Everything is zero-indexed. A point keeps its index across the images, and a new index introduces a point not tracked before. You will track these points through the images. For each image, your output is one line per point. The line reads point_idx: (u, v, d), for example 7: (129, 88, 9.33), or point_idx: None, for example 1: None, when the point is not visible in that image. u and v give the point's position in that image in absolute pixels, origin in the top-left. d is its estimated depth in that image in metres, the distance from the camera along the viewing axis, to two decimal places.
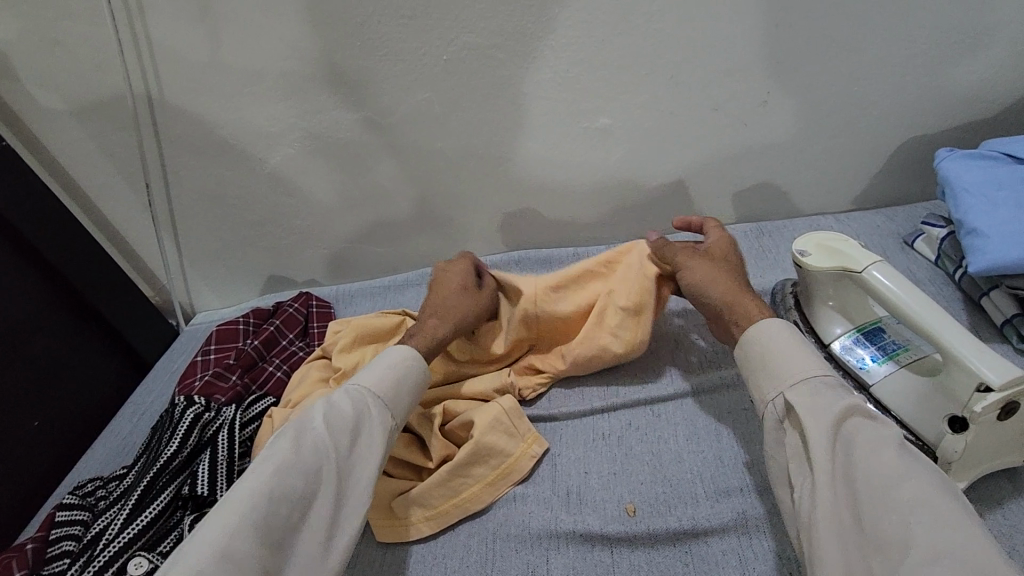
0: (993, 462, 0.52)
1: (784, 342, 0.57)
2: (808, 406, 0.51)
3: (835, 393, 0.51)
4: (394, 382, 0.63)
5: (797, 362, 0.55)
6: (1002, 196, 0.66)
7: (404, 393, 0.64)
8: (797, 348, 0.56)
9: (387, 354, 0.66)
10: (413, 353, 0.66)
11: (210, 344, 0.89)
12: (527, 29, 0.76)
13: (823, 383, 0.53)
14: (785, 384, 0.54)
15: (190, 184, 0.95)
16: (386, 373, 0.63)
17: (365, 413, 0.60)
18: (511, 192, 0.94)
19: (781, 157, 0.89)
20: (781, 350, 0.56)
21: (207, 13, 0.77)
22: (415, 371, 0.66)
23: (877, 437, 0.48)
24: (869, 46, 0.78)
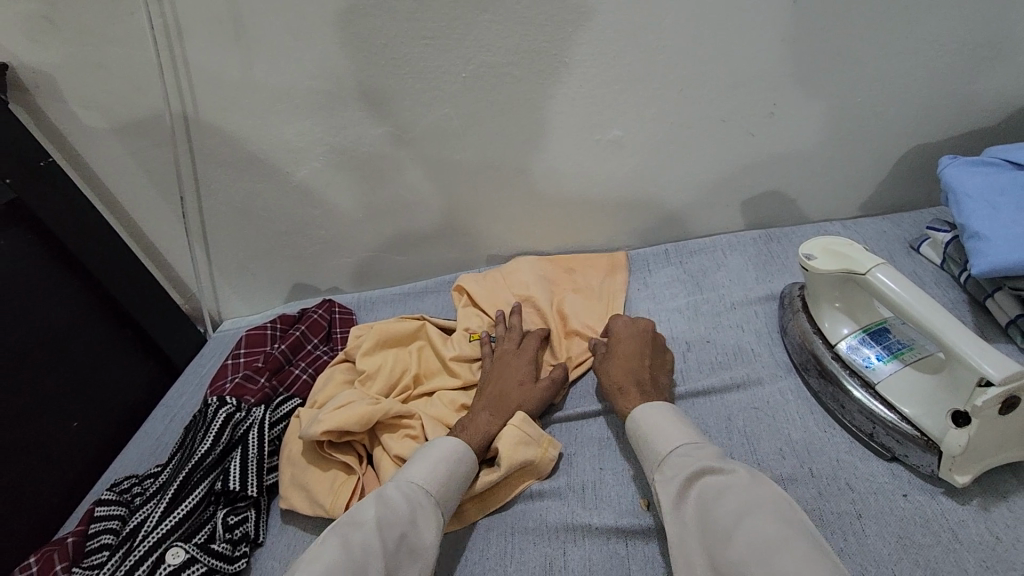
0: (997, 456, 0.53)
1: (658, 419, 0.62)
2: (669, 478, 0.56)
3: (689, 460, 0.56)
4: (445, 479, 0.62)
5: (664, 436, 0.60)
6: (1003, 202, 0.67)
7: (454, 490, 0.63)
8: (670, 422, 0.61)
9: (440, 445, 0.65)
10: (465, 446, 0.65)
11: (240, 348, 0.93)
12: (542, 47, 0.80)
13: (679, 455, 0.57)
14: (656, 462, 0.59)
15: (221, 197, 0.99)
16: (438, 469, 0.62)
17: (416, 509, 0.58)
18: (526, 202, 0.98)
19: (789, 166, 0.92)
20: (652, 429, 0.61)
21: (241, 37, 0.82)
22: (465, 467, 0.65)
23: (718, 489, 0.52)
24: (873, 58, 0.81)
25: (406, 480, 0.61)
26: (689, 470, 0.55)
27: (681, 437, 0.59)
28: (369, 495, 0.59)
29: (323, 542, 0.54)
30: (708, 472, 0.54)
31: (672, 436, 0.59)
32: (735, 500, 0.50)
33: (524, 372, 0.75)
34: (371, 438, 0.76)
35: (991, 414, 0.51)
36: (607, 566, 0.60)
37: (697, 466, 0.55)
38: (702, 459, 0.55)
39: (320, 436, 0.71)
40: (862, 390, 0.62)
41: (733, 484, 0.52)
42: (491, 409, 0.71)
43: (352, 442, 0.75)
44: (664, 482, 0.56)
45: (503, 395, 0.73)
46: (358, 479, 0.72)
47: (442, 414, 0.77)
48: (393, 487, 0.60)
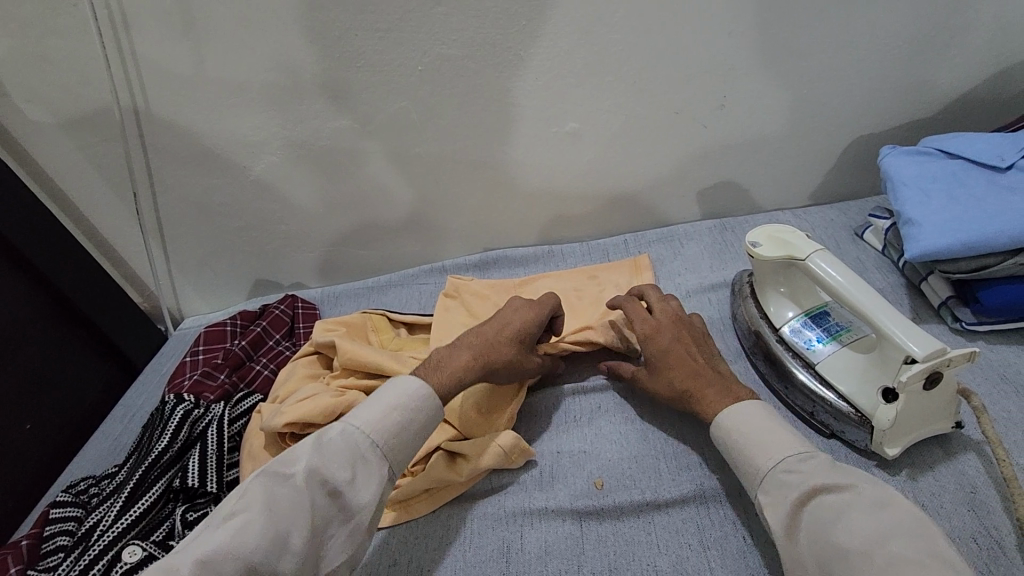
0: (921, 429, 0.57)
1: (758, 422, 0.58)
2: (774, 502, 0.54)
3: (799, 478, 0.53)
4: (394, 428, 0.59)
5: (765, 449, 0.56)
6: (934, 189, 0.70)
7: (406, 438, 0.60)
8: (771, 427, 0.57)
9: (396, 389, 0.61)
10: (429, 393, 0.62)
11: (198, 345, 0.92)
12: (496, 41, 0.81)
13: (785, 470, 0.54)
14: (756, 480, 0.56)
15: (177, 192, 0.98)
16: (383, 420, 0.59)
17: (356, 462, 0.57)
18: (487, 194, 0.98)
19: (741, 157, 0.94)
20: (752, 435, 0.57)
21: (191, 30, 0.81)
22: (423, 414, 0.61)
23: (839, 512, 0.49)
24: (818, 52, 0.83)
25: (351, 427, 0.58)
26: (803, 490, 0.52)
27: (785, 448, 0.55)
28: (307, 441, 0.58)
29: (248, 494, 0.55)
30: (823, 491, 0.51)
31: (780, 446, 0.56)
32: (865, 523, 0.47)
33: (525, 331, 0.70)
34: None
35: (915, 387, 0.54)
36: (562, 546, 0.62)
37: (814, 484, 0.51)
38: (817, 476, 0.52)
39: (282, 427, 0.71)
40: (804, 369, 0.65)
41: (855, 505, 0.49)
42: (474, 354, 0.67)
43: (313, 435, 0.75)
44: (771, 506, 0.54)
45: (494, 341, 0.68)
46: None
47: None
48: (335, 432, 0.58)
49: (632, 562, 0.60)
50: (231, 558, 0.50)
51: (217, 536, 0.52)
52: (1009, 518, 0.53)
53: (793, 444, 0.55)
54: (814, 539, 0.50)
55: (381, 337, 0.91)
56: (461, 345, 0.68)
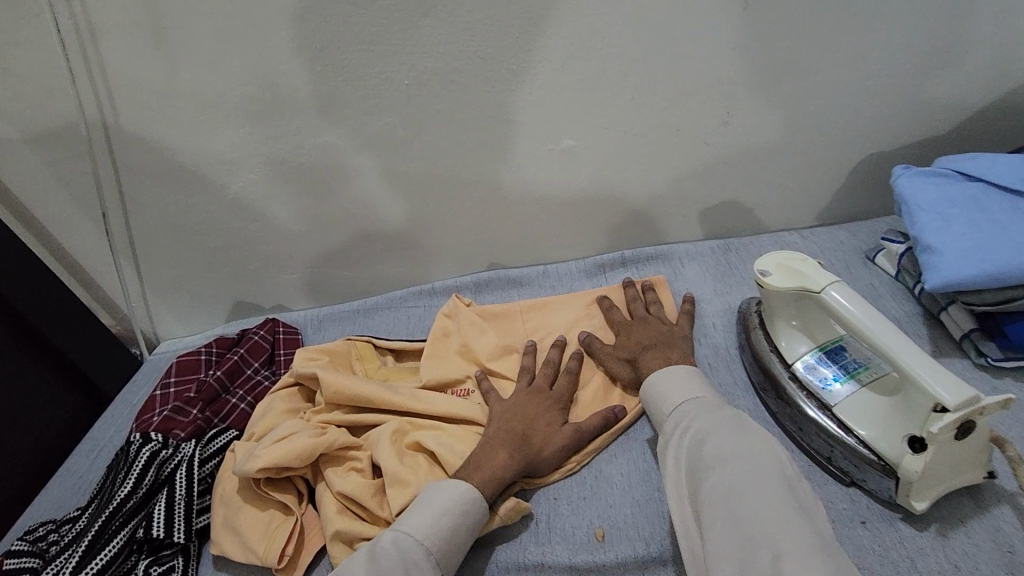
0: (951, 481, 0.52)
1: (676, 380, 0.64)
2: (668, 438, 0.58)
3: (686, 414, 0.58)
4: (446, 534, 0.55)
5: (673, 399, 0.62)
6: (955, 214, 0.66)
7: (456, 545, 0.56)
8: (687, 382, 0.63)
9: (444, 491, 0.58)
10: (476, 495, 0.58)
11: (171, 376, 0.86)
12: (488, 54, 0.76)
13: (679, 412, 0.60)
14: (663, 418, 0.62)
15: (150, 210, 0.92)
16: (438, 523, 0.55)
17: (411, 569, 0.51)
18: (479, 213, 0.94)
19: (745, 176, 0.90)
20: (665, 394, 0.63)
21: (162, 41, 0.76)
22: (470, 519, 0.58)
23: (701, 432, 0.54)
24: (826, 67, 0.79)
25: (403, 534, 0.54)
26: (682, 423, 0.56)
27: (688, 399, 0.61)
28: (359, 551, 0.53)
29: None
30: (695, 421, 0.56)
31: (680, 397, 0.61)
32: (721, 438, 0.51)
33: (551, 415, 0.69)
34: (314, 472, 0.70)
35: (947, 436, 0.50)
36: None
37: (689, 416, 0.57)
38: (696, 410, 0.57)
39: (256, 472, 0.66)
40: (821, 410, 0.60)
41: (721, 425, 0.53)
42: (510, 449, 0.64)
43: (292, 477, 0.70)
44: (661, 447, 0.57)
45: (526, 432, 0.66)
46: (296, 519, 0.66)
47: (388, 464, 0.67)
48: (387, 541, 0.53)
49: None
50: None
51: None
52: None
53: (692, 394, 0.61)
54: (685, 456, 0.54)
55: (366, 365, 0.86)
56: (492, 443, 0.65)
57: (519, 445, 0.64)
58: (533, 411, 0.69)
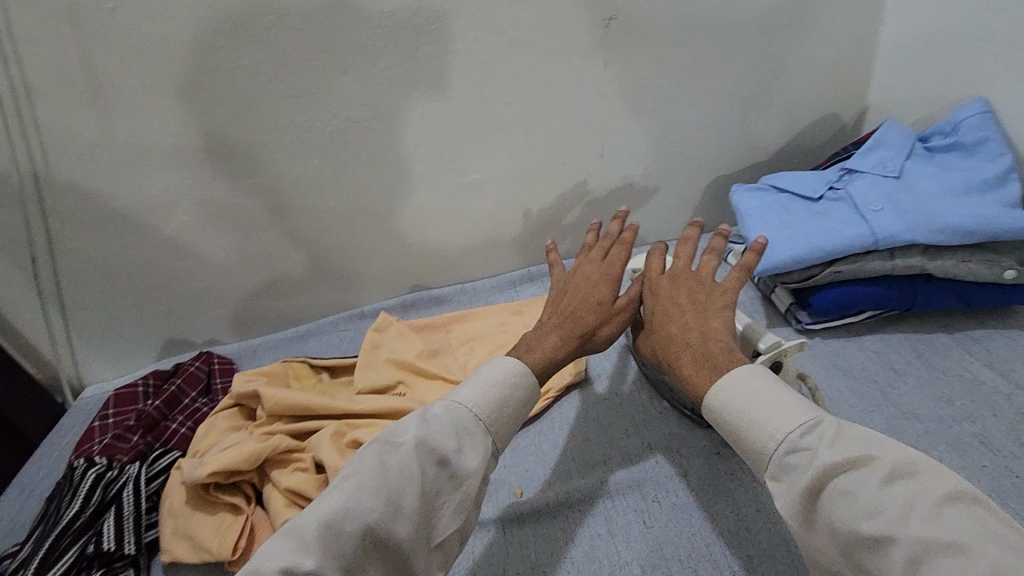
0: None
1: (751, 394, 0.52)
2: (784, 489, 0.48)
3: (806, 455, 0.47)
4: (496, 404, 0.59)
5: (769, 421, 0.50)
6: (769, 217, 0.85)
7: (507, 415, 0.60)
8: (769, 398, 0.51)
9: (492, 369, 0.62)
10: (523, 370, 0.62)
11: (108, 409, 0.89)
12: (399, 104, 0.90)
13: (788, 450, 0.49)
14: (763, 460, 0.50)
15: (80, 254, 0.96)
16: (488, 391, 0.59)
17: (462, 434, 0.56)
18: (400, 240, 1.06)
19: (623, 198, 1.09)
20: (742, 410, 0.52)
21: (98, 97, 0.83)
22: (521, 391, 0.62)
23: (853, 492, 0.44)
24: (673, 110, 1.00)
25: (454, 402, 0.58)
26: (812, 471, 0.46)
27: (787, 424, 0.49)
28: (410, 416, 0.58)
29: (360, 458, 0.55)
30: (840, 471, 0.45)
31: (780, 418, 0.50)
32: (888, 499, 0.43)
33: (603, 296, 0.70)
34: (260, 477, 0.77)
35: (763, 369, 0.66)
36: (488, 554, 0.68)
37: (820, 466, 0.46)
38: (822, 451, 0.47)
39: (206, 478, 0.72)
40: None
41: (876, 479, 0.44)
42: (563, 334, 0.67)
43: (239, 483, 0.76)
44: (781, 494, 0.48)
45: (578, 315, 0.69)
46: (246, 518, 0.73)
47: (328, 456, 0.76)
48: (438, 407, 0.58)
49: (551, 556, 0.66)
50: (343, 526, 0.50)
51: (328, 500, 0.51)
52: None
53: (794, 415, 0.49)
54: (830, 514, 0.45)
55: (302, 383, 0.94)
56: (549, 328, 0.69)
57: (571, 330, 0.68)
58: (585, 294, 0.71)
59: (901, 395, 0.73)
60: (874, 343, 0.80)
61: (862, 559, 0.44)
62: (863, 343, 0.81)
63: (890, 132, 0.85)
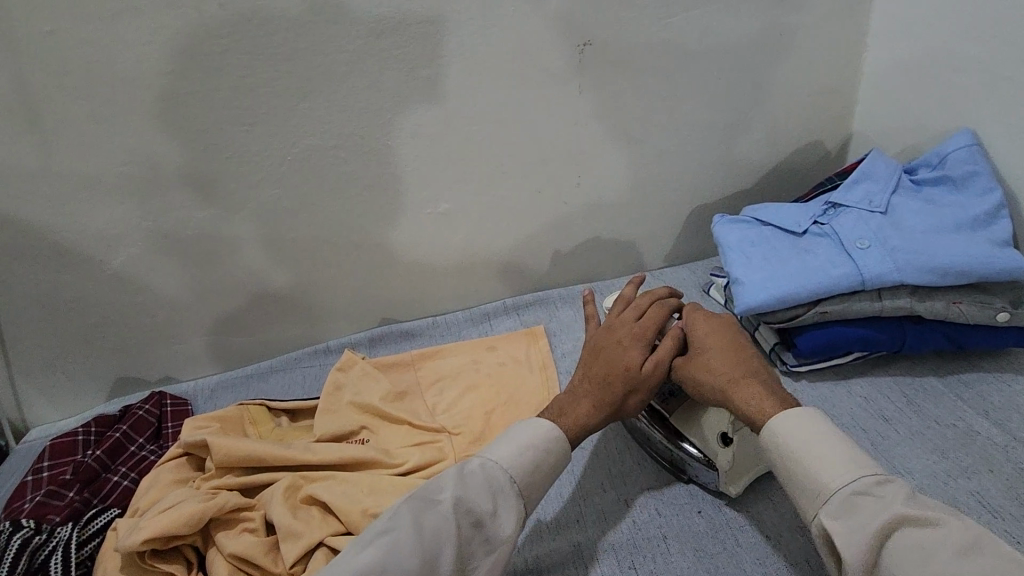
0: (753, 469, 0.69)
1: (807, 436, 0.54)
2: (844, 530, 0.49)
3: (871, 504, 0.49)
4: (531, 465, 0.59)
5: (837, 467, 0.51)
6: (752, 253, 0.81)
7: (540, 478, 0.59)
8: (829, 442, 0.53)
9: (529, 427, 0.61)
10: (559, 433, 0.61)
11: (42, 462, 0.83)
12: (363, 132, 0.85)
13: (855, 494, 0.49)
14: (820, 500, 0.51)
15: (20, 290, 0.90)
16: (524, 454, 0.59)
17: (496, 496, 0.56)
18: (368, 273, 1.00)
19: (602, 228, 1.04)
20: (803, 451, 0.53)
21: (35, 125, 0.78)
22: (555, 456, 0.61)
23: (923, 547, 0.45)
24: (653, 138, 0.96)
25: (491, 461, 0.58)
26: (882, 517, 0.47)
27: (854, 471, 0.51)
28: (449, 470, 0.57)
29: (398, 513, 0.54)
30: (909, 523, 0.47)
31: (850, 467, 0.51)
32: (960, 561, 0.44)
33: (632, 354, 0.67)
34: (204, 540, 0.70)
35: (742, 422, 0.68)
36: None
37: (889, 514, 0.47)
38: (892, 504, 0.48)
39: (140, 545, 0.65)
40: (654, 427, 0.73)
41: (946, 541, 0.45)
42: (594, 400, 0.65)
43: (180, 547, 0.69)
44: (839, 532, 0.49)
45: (609, 376, 0.66)
46: None
47: (278, 517, 0.69)
48: (475, 465, 0.58)
49: None
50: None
51: (367, 554, 0.51)
52: None
53: (862, 466, 0.51)
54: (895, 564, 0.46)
55: (259, 428, 0.88)
56: (579, 394, 0.67)
57: (601, 395, 0.65)
58: (615, 353, 0.68)
59: (893, 446, 0.69)
60: (863, 387, 0.76)
61: None
62: (852, 387, 0.76)
63: (876, 164, 0.81)
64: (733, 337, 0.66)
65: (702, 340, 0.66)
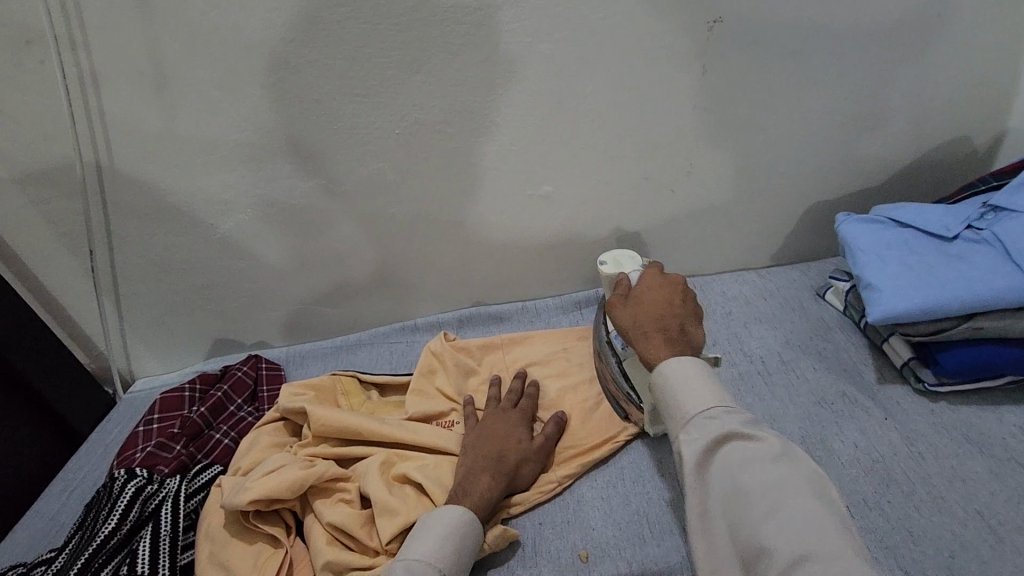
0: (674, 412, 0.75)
1: (689, 374, 0.56)
2: (690, 440, 0.53)
3: (715, 422, 0.52)
4: (451, 555, 0.59)
5: (698, 395, 0.55)
6: (889, 256, 0.73)
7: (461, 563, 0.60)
8: (702, 379, 0.56)
9: (440, 517, 0.62)
10: (469, 516, 0.62)
11: (153, 413, 0.86)
12: (473, 108, 0.83)
13: (707, 416, 0.53)
14: (680, 421, 0.55)
15: (137, 249, 0.94)
16: (444, 543, 0.59)
17: None
18: (462, 253, 0.99)
19: (707, 221, 0.98)
20: (681, 383, 0.56)
21: (164, 90, 0.80)
22: (469, 540, 0.62)
23: (743, 457, 0.50)
24: (775, 126, 0.89)
25: (413, 559, 0.57)
26: (718, 434, 0.51)
27: (711, 398, 0.54)
28: None
29: None
30: (735, 437, 0.51)
31: (709, 396, 0.55)
32: (768, 469, 0.48)
33: (516, 431, 0.75)
34: (302, 506, 0.71)
35: None
36: None
37: (725, 430, 0.51)
38: (733, 423, 0.52)
39: (246, 505, 0.66)
40: (616, 362, 0.80)
41: (765, 451, 0.49)
42: (492, 474, 0.69)
43: (280, 510, 0.71)
44: (687, 445, 0.53)
45: (501, 453, 0.72)
46: (286, 552, 0.68)
47: (376, 493, 0.69)
48: (401, 570, 0.57)
49: None
50: None
51: None
52: None
53: (718, 392, 0.55)
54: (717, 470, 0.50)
55: (351, 400, 0.88)
56: (476, 467, 0.70)
57: (499, 468, 0.70)
58: (502, 435, 0.74)
59: None
60: (1016, 416, 0.69)
61: (730, 516, 0.48)
62: (1003, 415, 0.70)
63: None
64: (672, 294, 0.67)
65: (641, 293, 0.68)
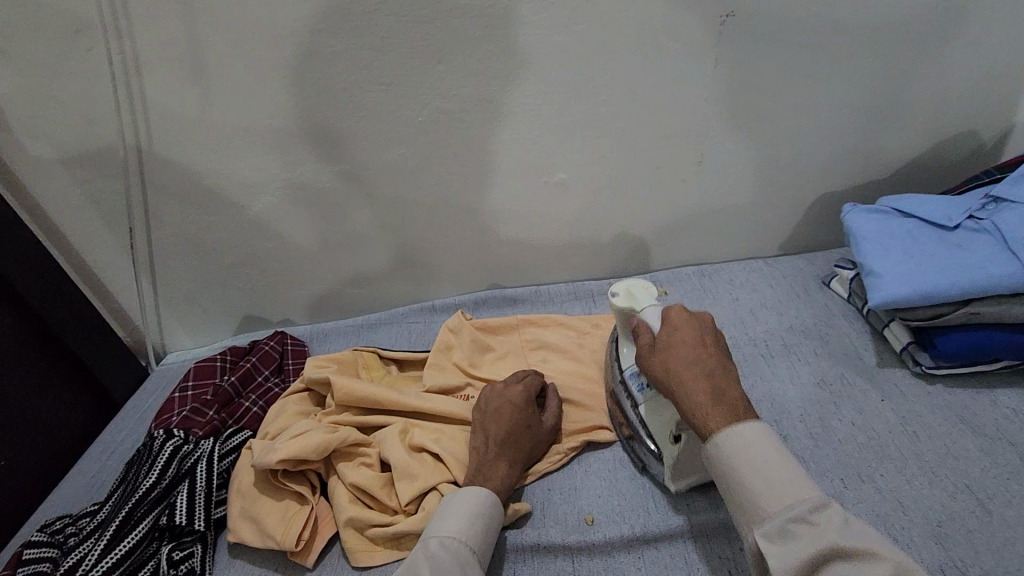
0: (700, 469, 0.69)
1: (763, 460, 0.52)
2: (778, 552, 0.48)
3: (808, 533, 0.48)
4: (479, 534, 0.63)
5: (779, 491, 0.50)
6: (891, 244, 0.76)
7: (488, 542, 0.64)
8: (784, 472, 0.51)
9: (467, 496, 0.66)
10: (493, 497, 0.67)
11: (188, 380, 0.92)
12: (493, 97, 0.87)
13: (794, 520, 0.49)
14: (760, 522, 0.50)
15: (173, 227, 1.00)
16: (472, 522, 0.63)
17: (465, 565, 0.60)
18: (479, 237, 1.03)
19: (717, 210, 1.01)
20: (754, 476, 0.52)
21: (202, 77, 0.85)
22: (495, 520, 0.66)
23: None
24: (786, 118, 0.91)
25: (447, 537, 0.62)
26: (815, 550, 0.47)
27: (796, 496, 0.50)
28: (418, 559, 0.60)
29: None
30: (839, 554, 0.46)
31: (789, 489, 0.50)
32: None
33: (525, 416, 0.75)
34: (326, 468, 0.76)
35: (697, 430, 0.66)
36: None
37: (824, 545, 0.47)
38: (830, 534, 0.47)
39: (276, 463, 0.72)
40: (631, 408, 0.75)
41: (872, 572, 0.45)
42: (510, 459, 0.72)
43: (306, 471, 0.76)
44: (773, 556, 0.48)
45: (511, 434, 0.73)
46: (311, 508, 0.73)
47: (395, 459, 0.74)
48: (435, 545, 0.61)
49: None
50: None
51: None
52: (959, 548, 0.60)
53: (807, 491, 0.50)
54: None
55: (371, 373, 0.93)
56: (492, 453, 0.72)
57: (513, 452, 0.72)
58: (511, 416, 0.75)
59: None
60: (1010, 399, 0.72)
61: None
62: (997, 398, 0.72)
63: None
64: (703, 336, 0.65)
65: (673, 337, 0.66)
